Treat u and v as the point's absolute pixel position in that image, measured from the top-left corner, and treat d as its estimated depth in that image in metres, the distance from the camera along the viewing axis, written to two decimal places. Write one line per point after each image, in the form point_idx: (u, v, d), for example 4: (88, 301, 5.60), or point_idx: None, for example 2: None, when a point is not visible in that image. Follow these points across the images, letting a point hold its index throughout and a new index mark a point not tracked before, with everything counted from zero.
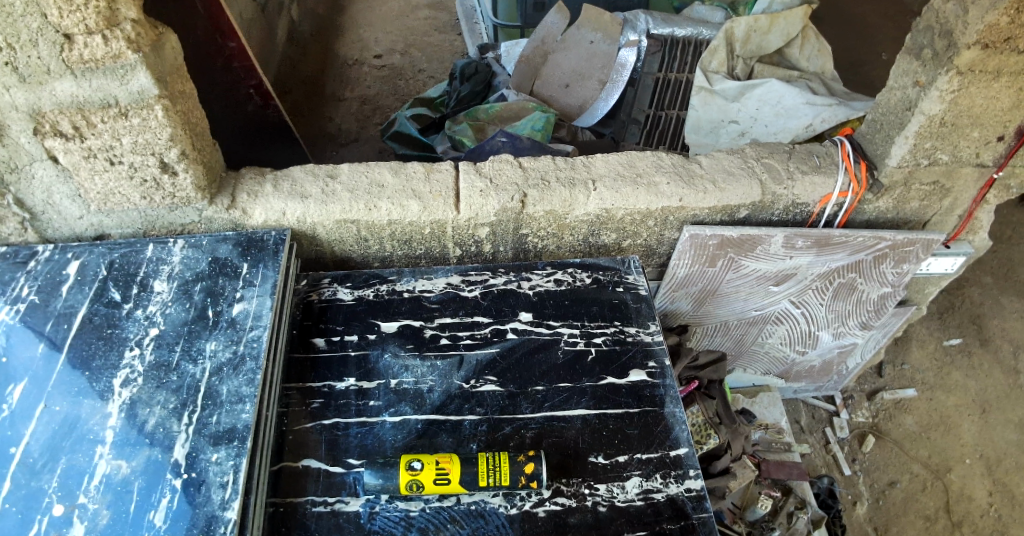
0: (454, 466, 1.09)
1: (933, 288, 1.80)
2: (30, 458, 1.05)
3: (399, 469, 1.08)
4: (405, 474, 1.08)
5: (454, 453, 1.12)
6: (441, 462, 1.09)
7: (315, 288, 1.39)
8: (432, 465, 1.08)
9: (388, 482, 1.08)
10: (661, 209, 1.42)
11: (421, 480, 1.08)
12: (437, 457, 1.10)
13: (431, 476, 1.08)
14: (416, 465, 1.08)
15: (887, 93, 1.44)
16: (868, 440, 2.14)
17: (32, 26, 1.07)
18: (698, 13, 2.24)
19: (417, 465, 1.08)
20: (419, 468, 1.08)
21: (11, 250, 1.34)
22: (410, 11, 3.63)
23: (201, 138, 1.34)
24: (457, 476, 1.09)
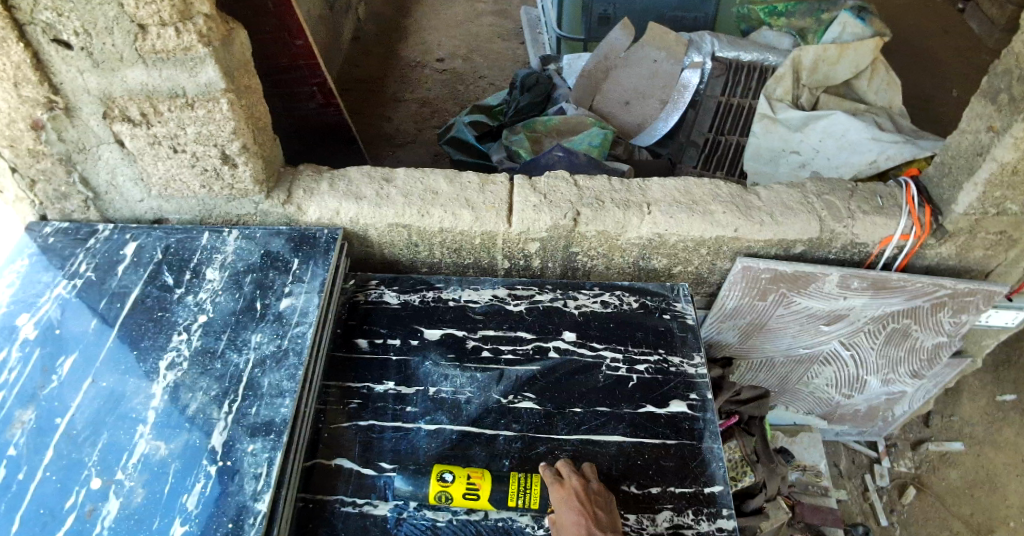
0: (485, 480, 1.09)
1: (990, 340, 1.72)
2: (74, 430, 1.07)
3: (430, 479, 1.10)
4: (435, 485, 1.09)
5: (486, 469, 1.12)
6: (472, 476, 1.10)
7: (362, 288, 1.40)
8: (463, 477, 1.09)
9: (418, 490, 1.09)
10: (714, 239, 1.39)
11: (451, 491, 1.08)
12: (468, 470, 1.11)
13: (461, 488, 1.08)
14: (447, 477, 1.09)
15: (958, 136, 1.37)
16: (909, 491, 2.07)
17: (108, 14, 1.10)
18: (766, 38, 2.22)
19: (448, 475, 1.10)
20: (450, 478, 1.09)
21: (74, 226, 1.40)
22: (476, 17, 3.65)
23: (262, 133, 1.36)
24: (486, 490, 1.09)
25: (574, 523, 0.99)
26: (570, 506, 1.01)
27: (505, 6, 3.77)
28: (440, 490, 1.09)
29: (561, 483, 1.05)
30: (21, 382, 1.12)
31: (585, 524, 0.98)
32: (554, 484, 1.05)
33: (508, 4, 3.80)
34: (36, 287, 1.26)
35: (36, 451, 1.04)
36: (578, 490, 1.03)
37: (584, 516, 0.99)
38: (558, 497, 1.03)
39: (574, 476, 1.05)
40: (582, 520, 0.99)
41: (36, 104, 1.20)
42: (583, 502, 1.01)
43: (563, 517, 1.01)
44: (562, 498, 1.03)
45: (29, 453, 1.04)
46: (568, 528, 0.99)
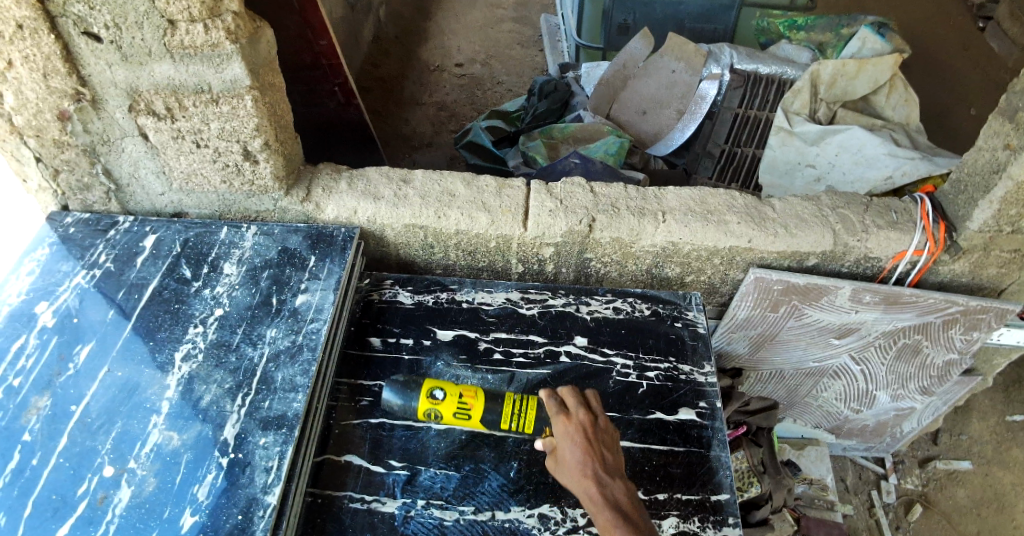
0: (472, 400, 1.11)
1: (1002, 359, 1.71)
2: (88, 418, 1.08)
3: (420, 394, 1.13)
4: (426, 400, 1.13)
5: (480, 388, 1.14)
6: (464, 396, 1.12)
7: (377, 287, 1.42)
8: (453, 396, 1.12)
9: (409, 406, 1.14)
10: (728, 248, 1.39)
11: (439, 408, 1.13)
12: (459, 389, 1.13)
13: (447, 408, 1.12)
14: (438, 395, 1.12)
15: (974, 153, 1.37)
16: (915, 509, 2.06)
17: (139, 9, 1.12)
18: (784, 51, 2.21)
19: (440, 392, 1.13)
20: (439, 396, 1.12)
21: (94, 217, 1.42)
22: (494, 23, 3.68)
23: (284, 130, 1.38)
24: (473, 412, 1.11)
25: (577, 462, 0.86)
26: (573, 443, 0.88)
27: (524, 13, 3.80)
28: (430, 406, 1.13)
29: (565, 414, 0.91)
30: (38, 369, 1.14)
31: (590, 468, 0.85)
32: (557, 413, 0.91)
33: (528, 11, 3.82)
34: (56, 275, 1.29)
35: (51, 438, 1.05)
36: (584, 424, 0.89)
37: (589, 459, 0.86)
38: (561, 432, 0.89)
39: (580, 409, 0.91)
40: (587, 462, 0.86)
41: (63, 96, 1.23)
42: (590, 439, 0.88)
43: (565, 454, 0.88)
44: (565, 432, 0.89)
45: (44, 439, 1.05)
46: (570, 469, 0.86)
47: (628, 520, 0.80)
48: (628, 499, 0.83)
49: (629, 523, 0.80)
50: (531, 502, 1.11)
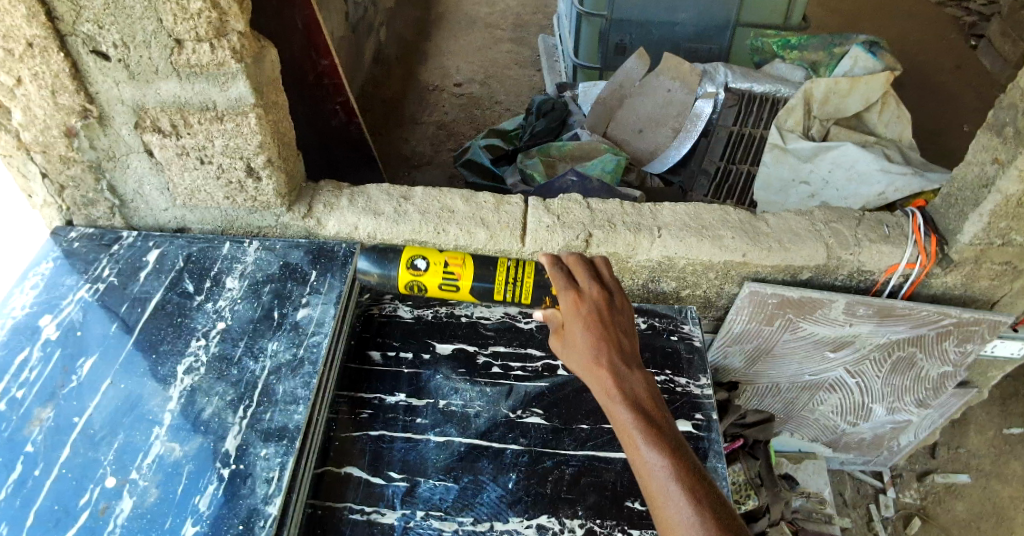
0: (452, 268, 1.37)
1: (996, 372, 1.73)
2: (91, 429, 1.09)
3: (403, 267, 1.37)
4: (406, 273, 1.37)
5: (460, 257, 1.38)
6: (446, 267, 1.37)
7: (377, 303, 1.45)
8: (433, 265, 1.37)
9: (390, 277, 1.40)
10: (723, 263, 1.41)
11: (420, 280, 1.38)
12: (438, 259, 1.37)
13: (429, 278, 1.37)
14: (421, 267, 1.37)
15: (964, 168, 1.40)
16: (914, 522, 2.06)
17: (147, 29, 1.14)
18: (779, 70, 2.28)
19: (419, 263, 1.37)
20: (421, 267, 1.37)
21: (99, 232, 1.44)
22: (493, 43, 3.74)
23: (287, 147, 1.41)
24: (450, 281, 1.37)
25: (586, 340, 0.95)
26: (584, 324, 0.96)
27: (523, 32, 3.86)
28: (411, 279, 1.38)
29: (576, 296, 1.00)
30: (42, 380, 1.15)
31: (598, 345, 0.94)
32: (569, 296, 1.00)
33: (526, 31, 3.89)
34: (60, 289, 1.30)
35: (53, 449, 1.06)
36: (594, 307, 0.99)
37: (598, 336, 0.95)
38: (571, 312, 0.99)
39: (592, 294, 1.01)
40: (596, 340, 0.94)
41: (71, 113, 1.25)
42: (600, 320, 0.97)
43: (574, 331, 0.97)
44: (576, 312, 0.98)
45: (46, 450, 1.05)
46: (579, 345, 0.95)
47: (633, 396, 0.88)
48: (635, 378, 0.90)
49: (635, 400, 0.87)
50: (529, 513, 1.12)
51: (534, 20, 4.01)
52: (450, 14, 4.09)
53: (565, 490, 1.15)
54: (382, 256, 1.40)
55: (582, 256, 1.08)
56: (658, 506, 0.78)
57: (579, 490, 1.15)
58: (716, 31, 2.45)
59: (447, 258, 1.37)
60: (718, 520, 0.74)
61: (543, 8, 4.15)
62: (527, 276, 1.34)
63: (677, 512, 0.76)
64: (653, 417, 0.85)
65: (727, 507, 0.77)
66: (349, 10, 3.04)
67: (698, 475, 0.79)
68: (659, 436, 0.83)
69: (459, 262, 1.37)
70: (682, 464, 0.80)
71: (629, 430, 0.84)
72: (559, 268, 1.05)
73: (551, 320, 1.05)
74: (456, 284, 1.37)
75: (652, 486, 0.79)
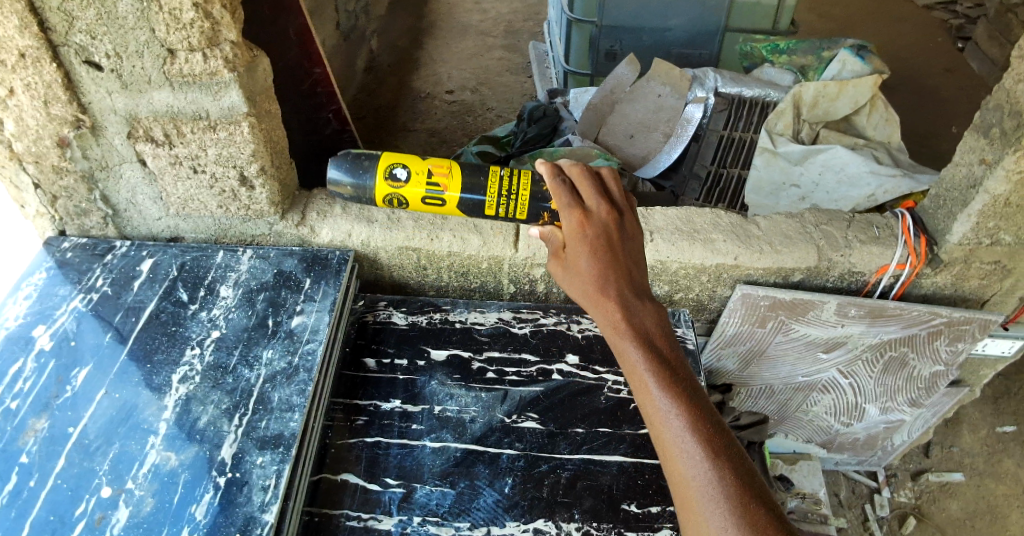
0: (437, 178, 1.32)
1: (988, 370, 1.75)
2: (86, 439, 1.08)
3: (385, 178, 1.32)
4: (384, 184, 1.33)
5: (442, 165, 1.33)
6: (431, 176, 1.32)
7: (371, 309, 1.46)
8: (415, 174, 1.32)
9: (364, 189, 1.35)
10: (715, 266, 1.43)
11: (400, 193, 1.34)
12: (420, 168, 1.32)
13: (410, 190, 1.33)
14: (402, 176, 1.32)
15: (951, 168, 1.41)
16: (909, 521, 2.07)
17: (140, 39, 1.15)
18: (768, 74, 2.27)
19: (398, 172, 1.32)
20: (401, 177, 1.32)
21: (91, 242, 1.44)
22: (485, 50, 3.76)
23: (280, 156, 1.42)
24: (433, 193, 1.33)
25: (591, 266, 0.95)
26: (589, 247, 0.96)
27: (514, 39, 3.89)
28: (390, 191, 1.34)
29: (582, 217, 1.00)
30: (36, 391, 1.15)
31: (603, 271, 0.94)
32: (575, 216, 1.00)
33: (517, 38, 3.91)
34: (53, 299, 1.30)
35: (48, 459, 1.05)
36: (600, 230, 0.99)
37: (603, 262, 0.95)
38: (576, 234, 0.98)
39: (598, 217, 1.01)
40: (600, 264, 0.95)
41: (63, 122, 1.25)
42: (605, 244, 0.97)
43: (577, 254, 0.97)
44: (580, 235, 0.98)
45: (41, 461, 1.05)
46: (582, 270, 0.96)
47: (639, 326, 0.89)
48: (639, 307, 0.92)
49: (640, 329, 0.89)
50: (526, 516, 1.12)
51: (525, 27, 4.04)
52: (442, 22, 4.11)
53: (561, 494, 1.15)
54: (355, 165, 1.33)
55: (589, 175, 1.07)
56: (658, 433, 0.81)
57: (575, 494, 1.15)
58: (706, 37, 2.48)
59: (431, 166, 1.32)
60: (716, 448, 0.78)
61: (534, 15, 4.18)
62: (518, 188, 1.31)
63: (676, 437, 0.79)
64: (659, 348, 0.88)
65: (727, 437, 0.80)
66: (341, 19, 3.05)
67: (699, 406, 0.82)
68: (662, 368, 0.85)
69: (445, 172, 1.32)
70: (683, 394, 0.83)
71: (632, 359, 0.87)
72: (563, 187, 1.05)
73: (553, 241, 1.05)
74: (438, 197, 1.34)
75: (651, 413, 0.83)
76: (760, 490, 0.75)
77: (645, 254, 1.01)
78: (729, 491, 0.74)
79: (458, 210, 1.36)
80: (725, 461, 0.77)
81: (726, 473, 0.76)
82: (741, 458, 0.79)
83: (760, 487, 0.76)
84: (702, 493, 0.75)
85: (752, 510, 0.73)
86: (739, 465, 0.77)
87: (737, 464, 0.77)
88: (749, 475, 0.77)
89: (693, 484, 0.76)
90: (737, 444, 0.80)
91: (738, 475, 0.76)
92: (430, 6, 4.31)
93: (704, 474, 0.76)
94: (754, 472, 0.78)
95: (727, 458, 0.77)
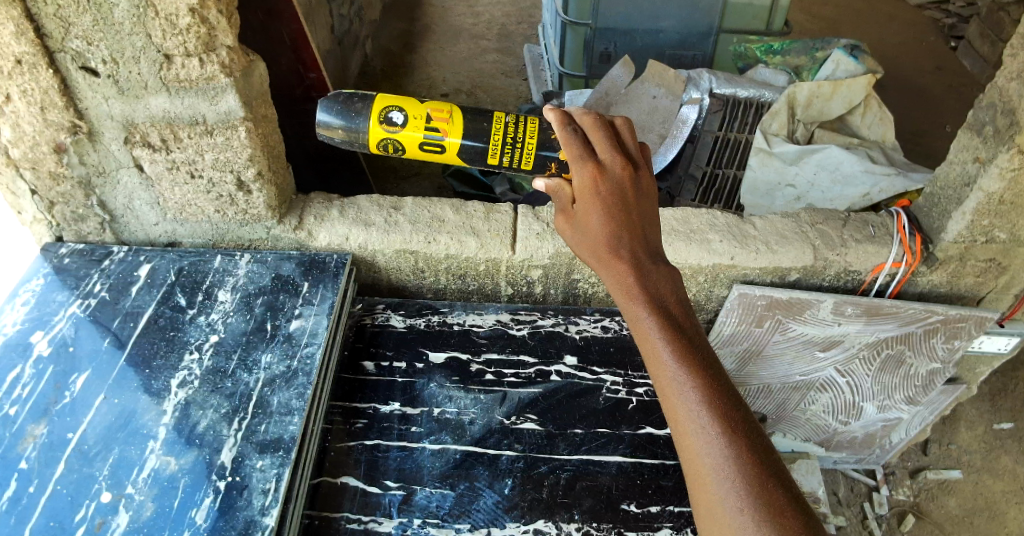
0: (437, 123, 1.23)
1: (984, 367, 1.76)
2: (85, 445, 1.08)
3: (381, 123, 1.23)
4: (378, 128, 1.23)
5: (441, 107, 1.24)
6: (430, 119, 1.23)
7: (369, 312, 1.46)
8: (413, 118, 1.23)
9: (357, 133, 1.25)
10: (711, 266, 1.44)
11: (395, 138, 1.24)
12: (418, 112, 1.23)
13: (407, 135, 1.24)
14: (399, 120, 1.23)
15: (946, 167, 1.42)
16: (908, 518, 2.08)
17: (136, 44, 1.15)
18: (762, 75, 2.31)
19: (395, 115, 1.23)
20: (397, 121, 1.23)
21: (88, 248, 1.44)
22: (480, 54, 3.78)
23: (277, 161, 1.42)
24: (433, 139, 1.24)
25: (603, 227, 0.92)
26: (603, 209, 0.92)
27: (509, 42, 3.90)
28: (384, 136, 1.24)
29: (595, 174, 0.94)
30: (35, 397, 1.14)
31: (618, 237, 0.91)
32: (588, 173, 0.94)
33: (512, 41, 3.92)
34: (51, 305, 1.30)
35: (48, 465, 1.05)
36: (615, 189, 0.93)
37: (617, 226, 0.91)
38: (589, 193, 0.93)
39: (612, 173, 0.95)
40: (614, 229, 0.91)
41: (60, 128, 1.25)
42: (620, 206, 0.92)
43: (590, 216, 0.93)
44: (594, 194, 0.93)
45: (40, 467, 1.05)
46: (595, 235, 0.92)
47: (654, 296, 0.87)
48: (654, 276, 0.89)
49: (655, 300, 0.87)
50: (526, 517, 1.12)
51: (519, 30, 4.05)
52: (436, 26, 4.12)
53: (561, 495, 1.15)
54: (348, 107, 1.24)
55: (602, 125, 1.00)
56: (673, 408, 0.80)
57: (574, 494, 1.16)
58: (700, 39, 2.48)
59: (430, 110, 1.23)
60: (733, 426, 0.77)
61: (528, 18, 4.19)
62: (523, 136, 1.24)
63: (691, 412, 0.78)
64: (674, 319, 0.86)
65: (743, 412, 0.80)
66: (336, 23, 3.06)
67: (715, 381, 0.81)
68: (678, 341, 0.84)
69: (445, 116, 1.23)
70: (699, 369, 0.82)
71: (647, 330, 0.85)
72: (575, 138, 0.97)
73: (560, 195, 0.99)
74: (437, 143, 1.25)
75: (667, 386, 0.81)
76: (776, 468, 0.75)
77: (658, 214, 0.97)
78: (745, 471, 0.74)
79: (458, 158, 1.28)
80: (741, 439, 0.76)
81: (742, 451, 0.75)
82: (756, 435, 0.78)
83: (776, 465, 0.76)
84: (718, 471, 0.75)
85: (769, 490, 0.72)
86: (754, 442, 0.77)
87: (753, 442, 0.77)
88: (765, 453, 0.76)
89: (708, 461, 0.76)
90: (753, 420, 0.80)
91: (754, 454, 0.75)
92: (424, 10, 4.32)
93: (719, 452, 0.75)
94: (770, 449, 0.78)
95: (743, 435, 0.77)
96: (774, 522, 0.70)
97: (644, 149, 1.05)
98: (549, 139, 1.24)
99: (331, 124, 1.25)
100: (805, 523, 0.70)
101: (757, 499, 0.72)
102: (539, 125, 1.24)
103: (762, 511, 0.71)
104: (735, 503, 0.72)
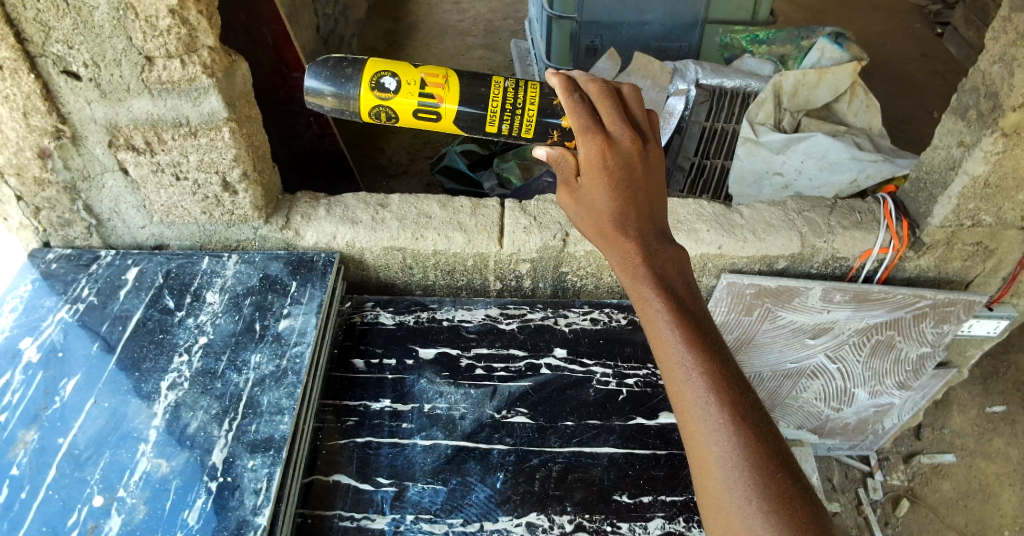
0: (431, 88, 1.23)
1: (975, 350, 1.77)
2: (77, 449, 1.08)
3: (370, 89, 1.22)
4: (371, 95, 1.23)
5: (437, 71, 1.23)
6: (427, 84, 1.23)
7: (358, 310, 1.46)
8: (406, 84, 1.22)
9: (349, 99, 1.24)
10: (700, 256, 1.45)
11: (388, 104, 1.24)
12: (412, 77, 1.22)
13: (400, 101, 1.23)
14: (392, 85, 1.22)
15: (931, 152, 1.42)
16: (903, 504, 2.09)
17: (117, 47, 1.14)
18: (747, 65, 2.33)
19: (387, 81, 1.22)
20: (390, 87, 1.22)
21: (76, 253, 1.43)
22: (467, 51, 3.78)
23: (262, 160, 1.42)
24: (427, 105, 1.24)
25: (610, 205, 0.90)
26: (609, 185, 0.90)
27: (496, 38, 3.90)
28: (377, 103, 1.24)
29: (603, 147, 0.92)
30: (24, 404, 1.14)
31: (624, 213, 0.90)
32: (595, 145, 0.92)
33: (499, 36, 3.92)
34: (40, 311, 1.29)
35: (39, 471, 1.04)
36: (622, 164, 0.92)
37: (623, 204, 0.90)
38: (596, 167, 0.91)
39: (621, 147, 0.93)
40: (622, 206, 0.90)
41: (44, 133, 1.24)
42: (628, 182, 0.91)
43: (596, 192, 0.91)
44: (600, 168, 0.91)
45: (32, 473, 1.04)
46: (601, 212, 0.91)
47: (661, 277, 0.87)
48: (662, 255, 0.89)
49: (662, 281, 0.87)
50: (519, 511, 1.12)
51: (505, 25, 4.04)
52: (422, 23, 4.11)
53: (553, 487, 1.16)
54: (337, 73, 1.22)
55: (608, 95, 0.98)
56: (678, 393, 0.80)
57: (566, 487, 1.16)
58: (686, 30, 2.50)
59: (424, 75, 1.23)
60: (740, 414, 0.77)
61: (513, 13, 4.19)
62: (520, 102, 1.23)
63: (699, 399, 0.78)
64: (682, 300, 0.86)
65: (751, 400, 0.80)
66: (320, 23, 3.04)
67: (722, 366, 0.81)
68: (686, 325, 0.83)
69: (440, 81, 1.23)
70: (708, 354, 0.82)
71: (655, 313, 0.84)
72: (581, 107, 0.96)
73: (562, 165, 0.97)
74: (432, 109, 1.24)
75: (674, 370, 0.81)
76: (783, 458, 0.75)
77: (665, 191, 0.96)
78: (753, 461, 0.74)
79: (453, 125, 1.27)
80: (749, 428, 0.77)
81: (749, 440, 0.75)
82: (764, 422, 0.78)
83: (784, 453, 0.76)
84: (725, 458, 0.75)
85: (777, 480, 0.73)
86: (762, 431, 0.77)
87: (759, 430, 0.77)
88: (773, 442, 0.77)
89: (715, 450, 0.76)
90: (760, 407, 0.80)
91: (761, 442, 0.76)
92: (409, 8, 4.31)
93: (726, 440, 0.76)
94: (776, 436, 0.78)
95: (749, 422, 0.77)
96: (782, 511, 0.71)
97: (651, 118, 1.03)
98: (549, 106, 1.22)
99: (318, 92, 1.23)
100: (812, 513, 0.71)
101: (764, 490, 0.72)
102: (536, 91, 1.22)
103: (771, 501, 0.71)
104: (742, 492, 0.72)
